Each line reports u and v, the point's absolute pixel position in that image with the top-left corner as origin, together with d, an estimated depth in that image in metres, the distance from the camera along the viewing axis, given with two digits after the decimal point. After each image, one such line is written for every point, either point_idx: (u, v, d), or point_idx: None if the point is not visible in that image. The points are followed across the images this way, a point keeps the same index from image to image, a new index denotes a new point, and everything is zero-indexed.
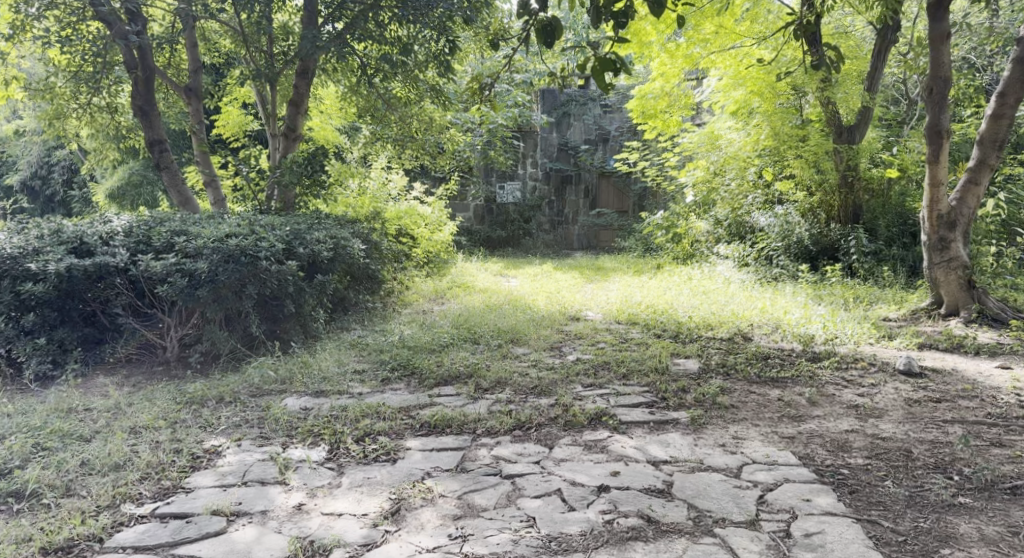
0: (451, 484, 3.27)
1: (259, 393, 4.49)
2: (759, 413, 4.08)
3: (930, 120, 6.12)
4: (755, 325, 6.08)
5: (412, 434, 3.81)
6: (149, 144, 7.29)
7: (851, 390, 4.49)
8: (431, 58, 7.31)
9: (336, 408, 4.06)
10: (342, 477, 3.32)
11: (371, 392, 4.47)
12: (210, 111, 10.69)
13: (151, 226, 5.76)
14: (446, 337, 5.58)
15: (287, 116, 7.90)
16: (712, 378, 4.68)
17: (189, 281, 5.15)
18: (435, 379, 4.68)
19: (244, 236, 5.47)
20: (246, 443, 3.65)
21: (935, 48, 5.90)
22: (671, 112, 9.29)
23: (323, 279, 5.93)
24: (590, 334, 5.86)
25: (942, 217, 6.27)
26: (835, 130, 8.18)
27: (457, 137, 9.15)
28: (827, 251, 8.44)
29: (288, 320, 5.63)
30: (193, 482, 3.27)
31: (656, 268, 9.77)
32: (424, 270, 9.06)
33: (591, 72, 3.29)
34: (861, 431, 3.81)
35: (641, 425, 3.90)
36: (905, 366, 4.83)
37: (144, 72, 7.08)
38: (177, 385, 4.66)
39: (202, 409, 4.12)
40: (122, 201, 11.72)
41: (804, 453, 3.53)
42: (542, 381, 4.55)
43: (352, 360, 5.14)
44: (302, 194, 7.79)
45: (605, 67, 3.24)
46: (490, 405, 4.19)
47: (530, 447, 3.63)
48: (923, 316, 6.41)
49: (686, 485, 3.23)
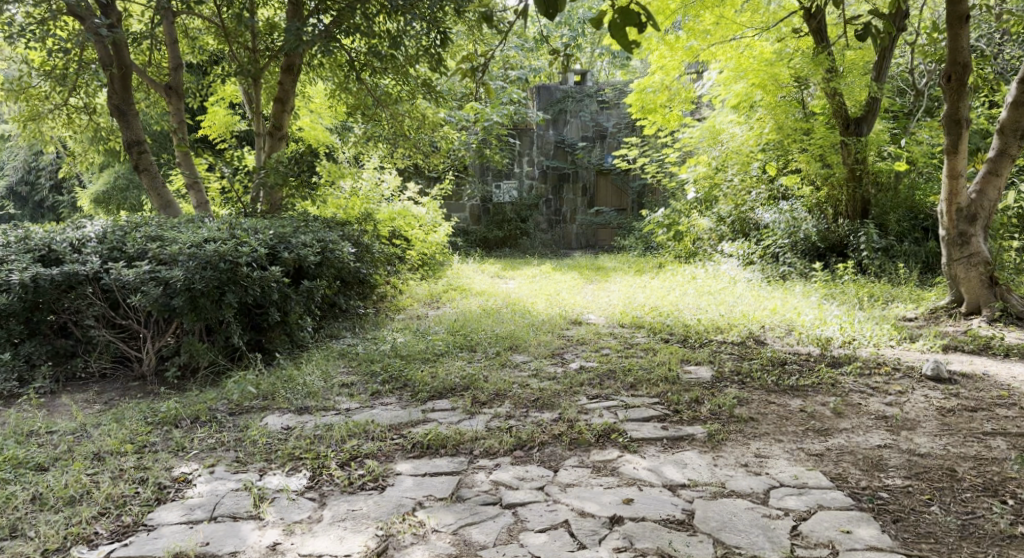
0: (445, 517, 2.93)
1: (238, 411, 4.14)
2: (781, 426, 3.75)
3: (949, 108, 5.79)
4: (767, 327, 5.75)
5: (403, 456, 3.47)
6: (127, 145, 6.89)
7: (878, 399, 4.16)
8: (422, 51, 6.94)
9: (321, 427, 3.73)
10: (324, 510, 2.99)
11: (359, 408, 4.13)
12: (196, 110, 10.37)
13: (127, 231, 5.42)
14: (441, 345, 5.24)
15: (272, 114, 7.55)
16: (727, 387, 4.34)
17: (164, 290, 4.80)
18: (429, 393, 4.33)
19: (223, 241, 5.12)
20: (221, 469, 3.31)
21: (953, 32, 5.54)
22: (671, 107, 8.96)
23: (310, 285, 5.59)
24: (593, 339, 5.52)
25: (961, 209, 5.95)
26: (841, 123, 7.76)
27: (452, 135, 8.82)
28: (836, 247, 8.09)
29: (272, 328, 5.28)
30: (156, 518, 2.93)
31: (658, 267, 9.44)
32: (420, 273, 8.73)
33: (610, 30, 2.67)
34: (895, 446, 3.48)
35: (654, 442, 3.56)
36: (934, 371, 4.50)
37: (121, 69, 6.68)
38: (151, 402, 4.32)
39: (175, 431, 3.78)
40: (107, 205, 11.37)
41: (835, 473, 3.21)
42: (544, 393, 4.21)
43: (340, 372, 4.79)
44: (289, 196, 7.42)
45: (628, 21, 2.64)
46: (488, 421, 3.85)
47: (533, 471, 3.29)
48: (943, 315, 6.09)
49: (709, 516, 2.90)
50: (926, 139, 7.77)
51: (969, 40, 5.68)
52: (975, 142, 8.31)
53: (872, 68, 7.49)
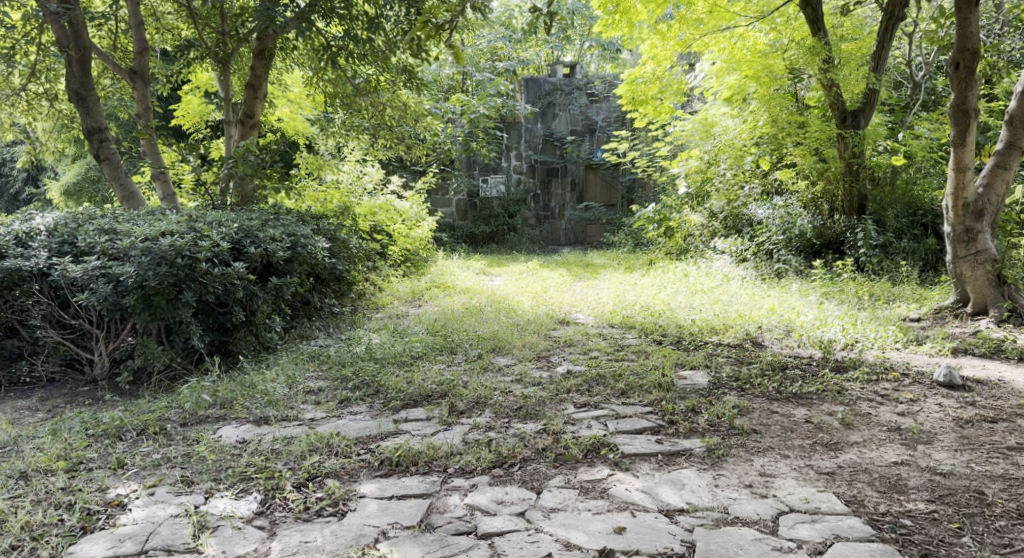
0: (411, 551, 2.64)
1: (192, 421, 3.77)
2: (785, 439, 3.41)
3: (956, 97, 5.50)
4: (764, 328, 5.43)
5: (368, 476, 3.12)
6: (87, 133, 6.44)
7: (888, 409, 3.83)
8: (401, 37, 6.54)
9: (279, 441, 3.37)
10: (273, 542, 2.69)
11: (325, 418, 3.76)
12: (170, 99, 9.96)
13: (81, 223, 5.03)
14: (419, 347, 4.88)
15: (243, 101, 7.16)
16: (726, 395, 4.00)
17: (115, 287, 4.43)
18: (402, 401, 3.97)
19: (181, 235, 4.75)
20: (162, 490, 2.98)
21: (962, 16, 5.25)
22: (662, 99, 8.27)
23: (279, 282, 5.23)
24: (581, 340, 5.17)
25: (968, 205, 5.64)
26: (838, 116, 7.33)
27: (437, 126, 8.43)
28: (832, 244, 7.78)
29: (236, 329, 4.90)
30: (79, 552, 2.64)
31: (648, 264, 9.12)
32: (401, 269, 8.34)
33: None
34: (913, 464, 3.15)
35: (648, 459, 3.23)
36: (946, 378, 4.19)
37: (79, 50, 6.24)
38: (94, 411, 3.95)
39: (117, 444, 3.42)
40: (79, 198, 10.92)
41: (850, 495, 2.88)
42: (527, 402, 3.85)
43: (308, 377, 4.42)
44: (261, 187, 7.02)
45: None
46: (465, 433, 3.49)
47: (513, 493, 2.96)
48: (948, 316, 5.78)
49: (712, 548, 2.60)
50: (925, 133, 7.48)
51: (979, 25, 5.39)
52: (978, 137, 8.01)
53: (869, 57, 7.11)
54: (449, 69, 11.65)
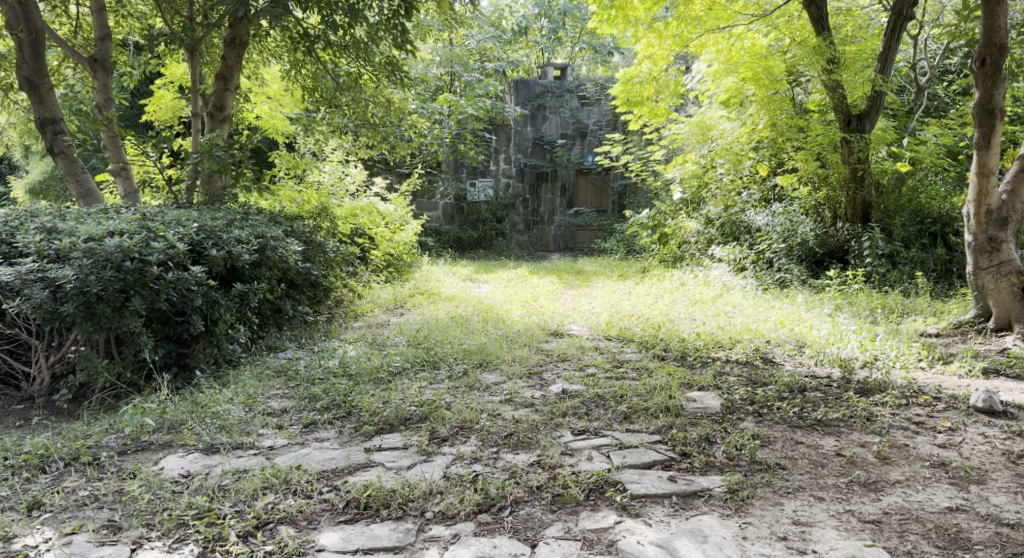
0: None
1: (133, 449, 3.26)
2: (817, 477, 2.96)
3: (980, 97, 5.08)
4: (775, 343, 4.97)
5: (331, 521, 2.68)
6: (39, 124, 5.86)
7: (927, 440, 3.37)
8: (382, 28, 5.98)
9: (229, 474, 2.90)
10: None
11: (286, 446, 3.26)
12: (143, 93, 9.41)
13: (21, 221, 4.51)
14: (398, 361, 4.39)
15: (213, 92, 6.67)
16: (742, 422, 3.54)
17: (53, 294, 3.93)
18: (376, 426, 3.46)
19: (130, 235, 4.25)
20: (80, 540, 2.56)
21: (990, 9, 4.85)
22: (659, 100, 7.68)
23: (243, 289, 4.72)
24: (576, 354, 4.70)
25: (991, 212, 5.20)
26: (843, 119, 6.86)
27: (422, 125, 7.91)
28: (835, 253, 7.32)
29: (194, 340, 4.39)
30: None
31: (642, 272, 8.66)
32: (384, 275, 7.83)
33: None
34: (972, 510, 2.77)
35: (660, 501, 2.78)
36: (986, 403, 3.74)
37: (31, 32, 5.72)
38: (20, 435, 3.45)
39: (40, 478, 2.94)
40: (46, 196, 10.31)
41: (903, 551, 2.56)
42: (519, 428, 3.37)
43: (273, 396, 3.92)
44: (230, 185, 6.49)
45: None
46: (447, 466, 3.01)
47: (502, 546, 2.56)
48: (970, 331, 5.32)
49: None
50: (933, 139, 7.09)
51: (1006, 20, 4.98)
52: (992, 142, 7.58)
53: (874, 58, 6.68)
54: (437, 69, 11.20)
